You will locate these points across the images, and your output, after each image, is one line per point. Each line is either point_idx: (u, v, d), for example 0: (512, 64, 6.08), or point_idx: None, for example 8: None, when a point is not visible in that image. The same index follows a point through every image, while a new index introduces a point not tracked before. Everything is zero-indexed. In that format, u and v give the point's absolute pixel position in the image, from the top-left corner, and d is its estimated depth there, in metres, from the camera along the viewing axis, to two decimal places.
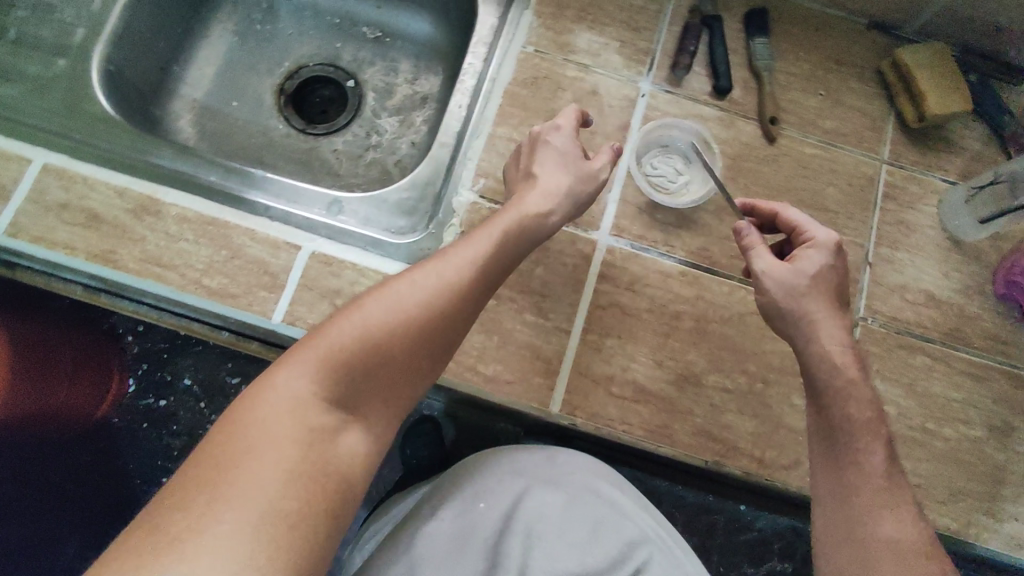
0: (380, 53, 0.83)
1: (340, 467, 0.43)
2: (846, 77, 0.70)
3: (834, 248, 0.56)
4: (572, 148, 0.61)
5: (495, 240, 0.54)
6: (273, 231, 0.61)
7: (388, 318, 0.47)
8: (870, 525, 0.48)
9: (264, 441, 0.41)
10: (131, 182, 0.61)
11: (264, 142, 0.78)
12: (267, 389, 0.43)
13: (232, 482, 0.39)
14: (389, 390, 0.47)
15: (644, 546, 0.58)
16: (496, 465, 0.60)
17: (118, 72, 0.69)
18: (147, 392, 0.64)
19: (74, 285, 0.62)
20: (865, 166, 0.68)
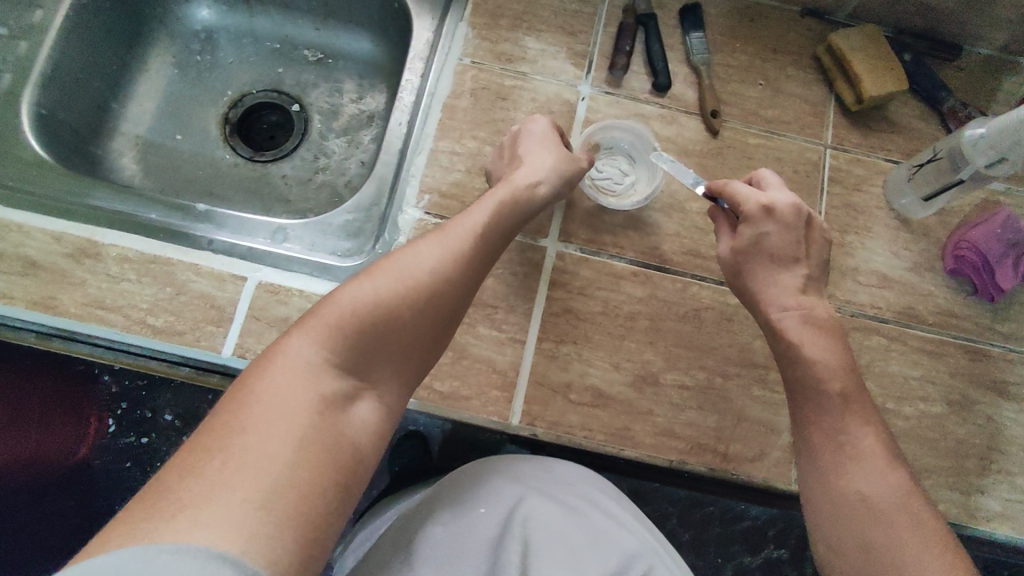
0: (324, 74, 0.82)
1: (354, 434, 0.42)
2: (784, 65, 0.71)
3: (759, 211, 0.56)
4: (551, 135, 0.62)
5: (493, 213, 0.55)
6: (217, 264, 0.60)
7: (397, 284, 0.47)
8: (837, 485, 0.48)
9: (277, 408, 0.39)
10: (68, 226, 0.60)
11: (211, 172, 0.77)
12: (277, 356, 0.42)
13: (243, 446, 0.37)
14: (402, 358, 0.47)
15: (645, 559, 0.52)
16: (489, 471, 0.56)
17: (52, 115, 0.68)
18: (128, 430, 0.58)
19: (28, 331, 0.59)
20: (809, 152, 0.68)
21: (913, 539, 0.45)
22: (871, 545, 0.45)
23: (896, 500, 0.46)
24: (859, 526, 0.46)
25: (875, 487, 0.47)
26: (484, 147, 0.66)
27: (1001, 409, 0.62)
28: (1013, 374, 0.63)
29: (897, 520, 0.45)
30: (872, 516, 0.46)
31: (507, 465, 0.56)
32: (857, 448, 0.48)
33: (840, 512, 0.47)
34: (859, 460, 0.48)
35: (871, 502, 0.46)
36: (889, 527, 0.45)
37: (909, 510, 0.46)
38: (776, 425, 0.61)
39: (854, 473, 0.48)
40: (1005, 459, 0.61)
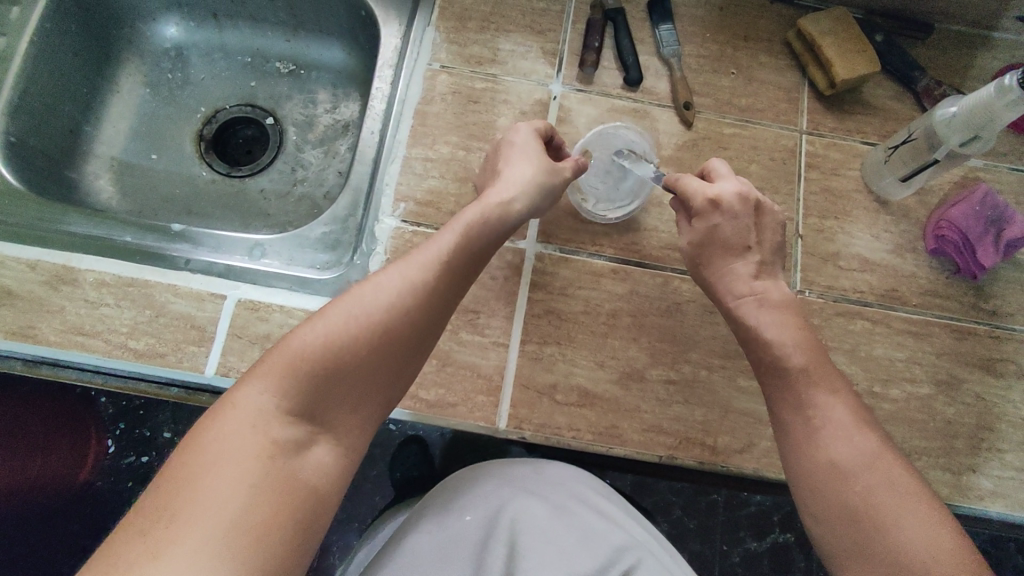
0: (297, 86, 0.82)
1: (307, 480, 0.43)
2: (755, 53, 0.70)
3: (707, 204, 0.57)
4: (534, 143, 0.60)
5: (462, 235, 0.53)
6: (196, 284, 0.60)
7: (350, 324, 0.47)
8: (811, 454, 0.48)
9: (227, 457, 0.40)
10: (43, 253, 0.60)
11: (188, 191, 0.77)
12: (229, 406, 0.43)
13: (193, 502, 0.38)
14: (359, 397, 0.47)
15: (635, 552, 0.53)
16: (480, 475, 0.57)
17: (22, 142, 0.68)
18: (128, 450, 0.60)
19: (14, 359, 0.61)
20: (785, 138, 0.68)
21: (888, 497, 0.45)
22: (848, 508, 0.46)
23: (868, 462, 0.46)
24: (834, 490, 0.47)
25: (846, 451, 0.47)
26: (458, 151, 0.66)
27: (989, 387, 0.62)
28: (1000, 351, 0.63)
29: (870, 481, 0.46)
30: (846, 480, 0.46)
31: (498, 468, 0.57)
32: (825, 417, 0.49)
33: (815, 480, 0.48)
34: (828, 428, 0.48)
35: (843, 467, 0.47)
36: (863, 487, 0.46)
37: (883, 471, 0.46)
38: (763, 415, 0.61)
39: (826, 441, 0.48)
40: (995, 437, 0.61)
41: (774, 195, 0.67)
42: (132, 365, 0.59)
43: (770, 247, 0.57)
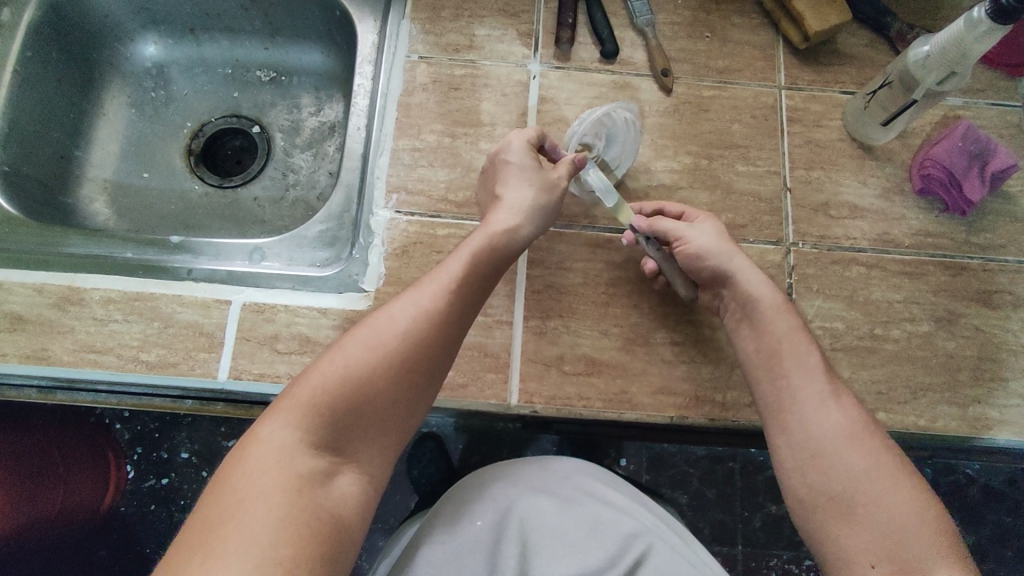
0: (281, 93, 0.83)
1: (334, 511, 0.44)
2: (727, 15, 0.71)
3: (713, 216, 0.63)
4: (530, 160, 0.60)
5: (468, 260, 0.55)
6: (200, 292, 0.61)
7: (367, 356, 0.49)
8: (808, 442, 0.52)
9: (254, 493, 0.42)
10: (48, 277, 0.61)
11: (183, 206, 0.78)
12: (254, 443, 0.45)
13: (225, 539, 0.40)
14: (379, 427, 0.49)
15: (646, 539, 0.58)
16: (489, 475, 0.61)
17: (15, 171, 0.69)
18: (148, 473, 0.69)
19: (29, 388, 0.68)
20: (765, 96, 0.69)
21: (870, 468, 0.50)
22: (834, 477, 0.51)
23: (849, 433, 0.52)
24: (821, 462, 0.52)
25: (829, 428, 0.52)
26: (444, 139, 0.66)
27: (987, 318, 0.63)
28: (994, 283, 0.64)
29: (852, 451, 0.51)
30: (832, 450, 0.52)
31: (506, 468, 0.61)
32: (812, 408, 0.53)
33: (803, 453, 0.52)
34: (809, 419, 0.53)
35: (825, 437, 0.52)
36: (848, 458, 0.51)
37: (864, 446, 0.51)
38: None
39: (811, 417, 0.53)
40: (997, 366, 0.62)
41: (759, 151, 0.67)
42: (146, 377, 0.60)
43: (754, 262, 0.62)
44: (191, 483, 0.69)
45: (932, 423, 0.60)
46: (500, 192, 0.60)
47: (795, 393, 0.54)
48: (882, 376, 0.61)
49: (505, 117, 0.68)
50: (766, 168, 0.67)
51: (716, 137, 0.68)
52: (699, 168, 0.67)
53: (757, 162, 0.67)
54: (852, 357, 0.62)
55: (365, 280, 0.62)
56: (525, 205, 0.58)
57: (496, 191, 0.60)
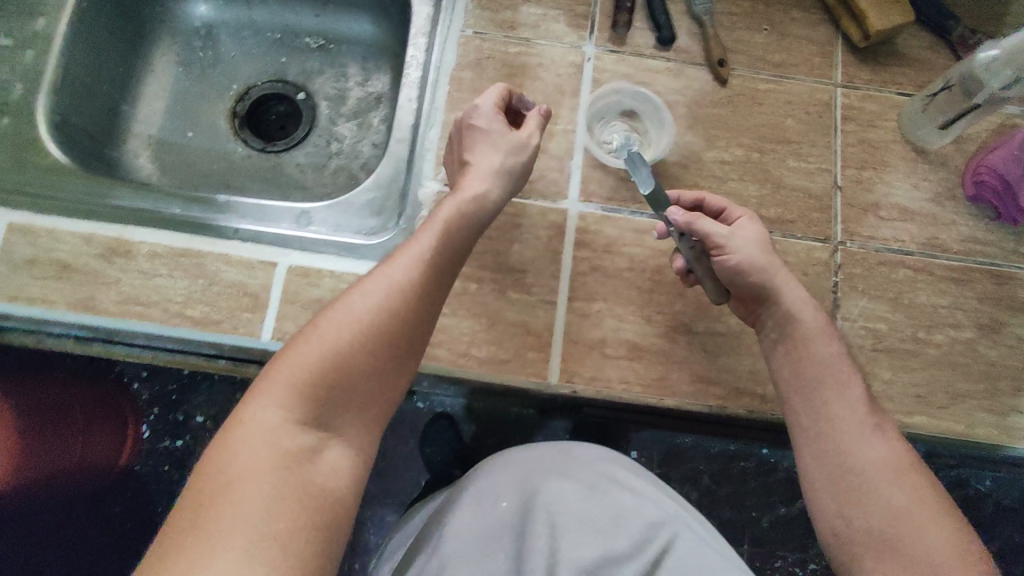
0: (328, 61, 0.83)
1: (322, 486, 0.44)
2: (787, 9, 0.70)
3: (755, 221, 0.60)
4: (496, 125, 0.59)
5: (442, 234, 0.54)
6: (246, 252, 0.61)
7: (342, 330, 0.48)
8: (844, 465, 0.52)
9: (244, 472, 0.43)
10: (96, 227, 0.60)
11: (226, 167, 0.78)
12: (239, 424, 0.45)
13: (219, 520, 0.40)
14: (363, 397, 0.49)
15: (669, 527, 0.56)
16: (507, 460, 0.58)
17: (65, 120, 0.68)
18: (163, 433, 0.60)
19: (63, 338, 0.61)
20: (820, 92, 0.68)
21: (914, 504, 0.51)
22: (880, 507, 0.51)
23: (894, 465, 0.52)
24: (867, 490, 0.51)
25: (869, 455, 0.52)
26: None
27: None
28: None
29: (896, 482, 0.51)
30: (877, 479, 0.51)
31: (524, 453, 0.59)
32: (854, 432, 0.53)
33: (848, 478, 0.52)
34: (853, 444, 0.53)
35: (871, 464, 0.52)
36: (886, 489, 0.51)
37: (901, 477, 0.51)
38: None
39: (860, 444, 0.53)
40: None
41: (811, 148, 0.67)
42: (188, 334, 0.59)
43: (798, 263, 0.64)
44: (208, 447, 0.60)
45: (969, 430, 0.60)
46: (467, 159, 0.59)
47: (841, 419, 0.54)
48: (922, 380, 0.61)
49: (557, 96, 0.67)
50: (817, 165, 0.66)
51: (769, 131, 0.67)
52: (750, 161, 0.66)
53: (809, 159, 0.66)
54: (894, 360, 0.62)
55: None
56: (495, 168, 0.57)
57: (463, 158, 0.59)
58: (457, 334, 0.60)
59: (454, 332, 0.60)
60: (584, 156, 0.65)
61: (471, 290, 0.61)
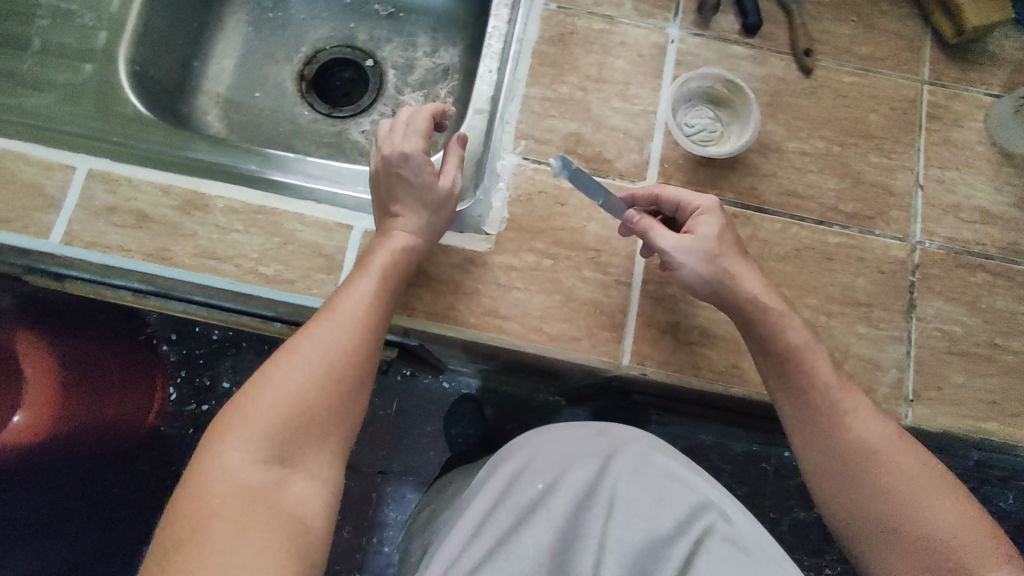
0: (397, 30, 0.82)
1: (288, 516, 0.48)
2: (877, 1, 0.69)
3: (719, 208, 0.58)
4: (422, 158, 0.58)
5: (378, 281, 0.55)
6: (322, 213, 0.61)
7: (294, 376, 0.52)
8: (847, 445, 0.54)
9: (212, 512, 0.46)
10: (175, 179, 0.60)
11: (292, 130, 0.78)
12: (206, 465, 0.48)
13: (192, 559, 0.44)
14: (321, 432, 0.52)
15: (714, 511, 0.55)
16: (546, 439, 0.63)
17: (143, 71, 0.68)
18: (188, 400, 0.96)
19: None
20: (905, 89, 0.67)
21: (918, 486, 0.53)
22: (885, 492, 0.53)
23: (897, 449, 0.54)
24: (870, 477, 0.53)
25: (869, 433, 0.54)
26: (576, 92, 0.65)
27: None
28: None
29: (901, 466, 0.53)
30: (881, 465, 0.53)
31: (561, 433, 0.63)
32: (853, 412, 0.55)
33: (852, 467, 0.54)
34: (856, 419, 0.55)
35: (875, 452, 0.54)
36: (893, 463, 0.53)
37: (903, 449, 0.54)
38: (880, 362, 0.61)
39: (861, 432, 0.54)
40: None
41: (894, 145, 0.66)
42: (259, 292, 0.59)
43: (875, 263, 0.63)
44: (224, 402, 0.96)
45: None
46: (395, 211, 0.58)
47: (842, 410, 0.55)
48: (995, 385, 0.61)
49: (639, 76, 0.66)
50: (900, 163, 0.65)
51: (852, 125, 0.66)
52: (831, 153, 0.65)
53: (892, 156, 0.65)
54: (967, 363, 0.61)
55: (488, 223, 0.62)
56: (420, 227, 0.58)
57: (388, 206, 0.58)
58: (529, 309, 0.60)
59: (527, 307, 0.60)
60: (663, 138, 0.64)
61: (545, 266, 0.60)
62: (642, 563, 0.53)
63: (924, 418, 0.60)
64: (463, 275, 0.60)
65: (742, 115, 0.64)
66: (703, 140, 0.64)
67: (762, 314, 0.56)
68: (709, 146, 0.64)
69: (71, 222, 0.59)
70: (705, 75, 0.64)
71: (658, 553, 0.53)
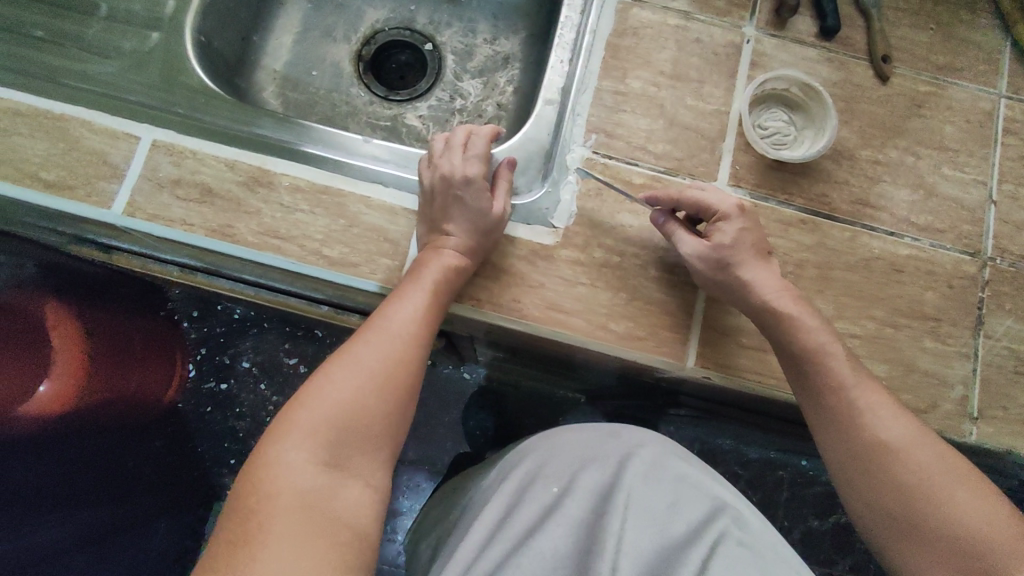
0: (457, 14, 0.81)
1: (344, 520, 0.47)
2: (957, 10, 0.67)
3: (740, 210, 0.58)
4: (479, 180, 0.58)
5: (433, 293, 0.55)
6: (389, 197, 0.60)
7: (351, 382, 0.52)
8: (862, 440, 0.52)
9: (271, 513, 0.45)
10: (241, 154, 0.60)
11: (348, 111, 0.77)
12: (262, 467, 0.48)
13: (250, 561, 0.42)
14: (373, 440, 0.52)
15: (727, 513, 0.56)
16: (560, 442, 0.65)
17: (208, 42, 0.67)
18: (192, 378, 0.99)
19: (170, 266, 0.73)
20: (983, 101, 0.66)
21: (941, 479, 0.50)
22: (904, 485, 0.50)
23: (916, 442, 0.51)
24: (889, 472, 0.51)
25: (888, 428, 0.52)
26: (649, 87, 0.64)
27: None
28: None
29: (921, 460, 0.50)
30: (900, 459, 0.51)
31: (574, 436, 0.65)
32: (870, 406, 0.53)
33: (869, 461, 0.52)
34: (874, 413, 0.53)
35: (894, 446, 0.51)
36: (913, 458, 0.50)
37: (926, 445, 0.51)
38: (947, 378, 0.60)
39: (877, 426, 0.52)
40: None
41: (968, 158, 0.64)
42: (321, 274, 0.58)
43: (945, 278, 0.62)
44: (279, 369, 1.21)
45: None
46: (445, 228, 0.58)
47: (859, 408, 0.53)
48: None
49: (714, 75, 0.64)
50: (974, 177, 0.64)
51: (926, 136, 0.65)
52: (904, 164, 0.64)
53: (966, 169, 0.64)
54: None
55: (555, 216, 0.61)
56: (468, 245, 0.57)
57: (439, 224, 0.58)
58: (595, 306, 0.58)
59: (592, 304, 0.58)
60: (735, 139, 0.63)
61: (612, 263, 0.59)
62: (661, 558, 0.53)
63: (986, 437, 0.59)
64: (529, 268, 0.59)
65: (817, 120, 0.64)
66: (775, 143, 0.64)
67: (819, 330, 0.56)
68: (781, 149, 0.64)
69: (134, 192, 0.58)
70: (782, 77, 0.63)
71: (677, 551, 0.53)
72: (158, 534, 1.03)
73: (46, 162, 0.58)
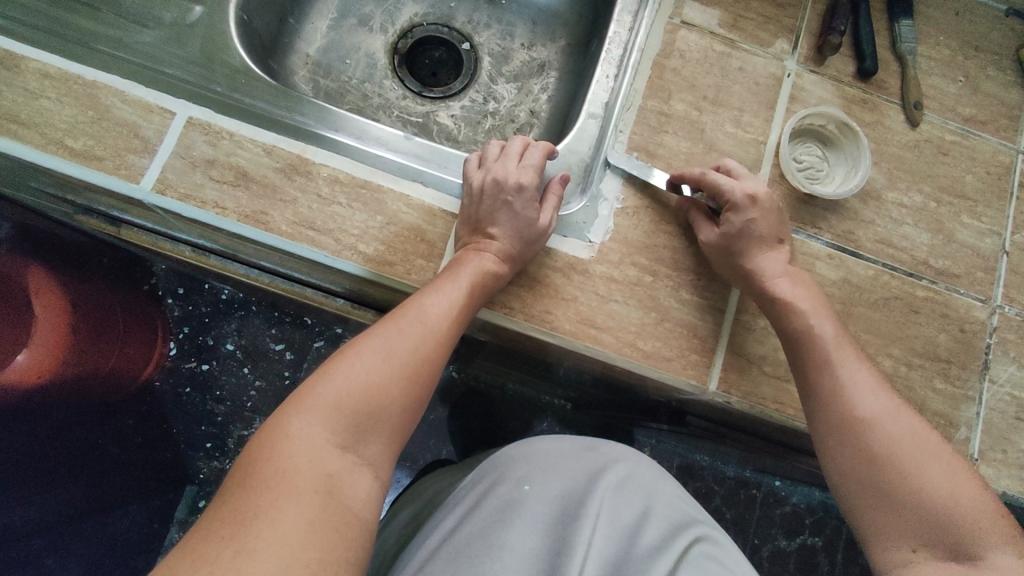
0: (497, 16, 0.80)
1: (354, 509, 0.45)
2: (984, 64, 0.71)
3: (759, 199, 0.59)
4: (531, 188, 0.59)
5: (466, 290, 0.54)
6: (428, 198, 0.59)
7: (381, 365, 0.51)
8: (841, 409, 0.54)
9: (284, 489, 0.42)
10: (279, 140, 0.58)
11: (380, 102, 0.76)
12: (280, 439, 0.45)
13: (257, 534, 0.39)
14: (390, 431, 0.50)
15: (696, 529, 0.59)
16: (539, 447, 0.67)
17: (248, 21, 0.66)
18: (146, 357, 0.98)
19: (183, 247, 0.72)
20: (1001, 155, 0.68)
21: (912, 449, 0.51)
22: (874, 457, 0.52)
23: (892, 418, 0.52)
24: (863, 443, 0.52)
25: (863, 402, 0.53)
26: (691, 111, 0.64)
27: None
28: None
29: (894, 434, 0.52)
30: (871, 433, 0.52)
31: (553, 444, 0.67)
32: (852, 378, 0.54)
33: (841, 437, 0.53)
34: (853, 385, 0.54)
35: (868, 421, 0.53)
36: (888, 430, 0.52)
37: (903, 415, 0.53)
38: (954, 419, 0.62)
39: (852, 400, 0.54)
40: None
41: (985, 209, 0.67)
42: (354, 270, 0.57)
43: (956, 322, 0.64)
44: (230, 370, 1.13)
45: None
46: (490, 231, 0.58)
47: (839, 393, 0.54)
48: None
49: (754, 105, 0.65)
50: (989, 227, 0.67)
51: (950, 183, 0.67)
52: (927, 209, 0.66)
53: (983, 219, 0.67)
54: None
55: (592, 231, 0.61)
56: (511, 250, 0.57)
57: (486, 223, 0.58)
58: (626, 323, 0.58)
59: (624, 321, 0.58)
60: (771, 170, 0.64)
61: (644, 282, 0.60)
62: (629, 562, 0.55)
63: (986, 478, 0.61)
64: (565, 281, 0.59)
65: (848, 157, 0.66)
66: (810, 176, 0.65)
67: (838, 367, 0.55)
68: (815, 184, 0.65)
69: (165, 168, 0.56)
70: (820, 110, 0.65)
71: (647, 557, 0.55)
72: (132, 517, 0.97)
73: (73, 129, 0.56)
